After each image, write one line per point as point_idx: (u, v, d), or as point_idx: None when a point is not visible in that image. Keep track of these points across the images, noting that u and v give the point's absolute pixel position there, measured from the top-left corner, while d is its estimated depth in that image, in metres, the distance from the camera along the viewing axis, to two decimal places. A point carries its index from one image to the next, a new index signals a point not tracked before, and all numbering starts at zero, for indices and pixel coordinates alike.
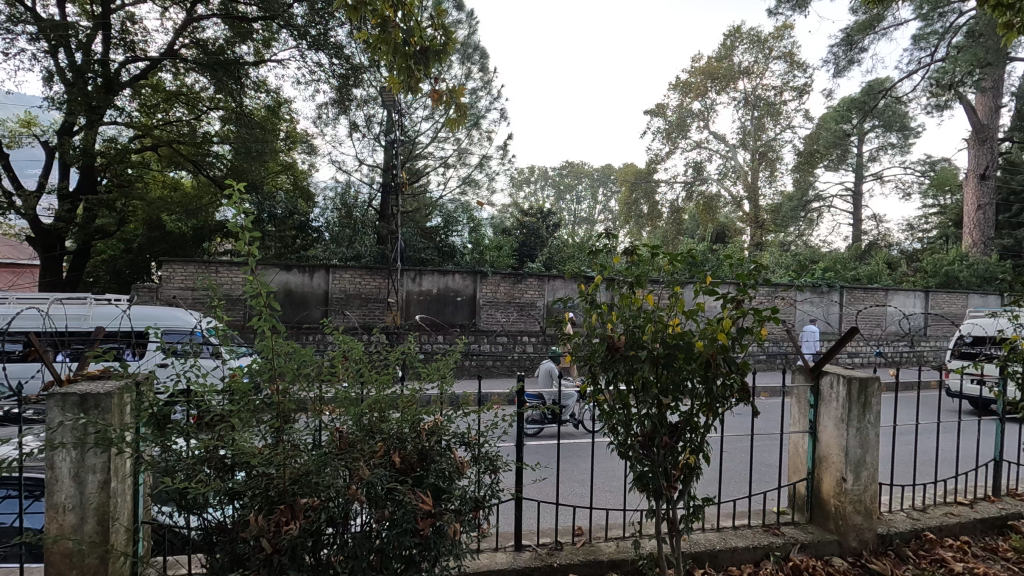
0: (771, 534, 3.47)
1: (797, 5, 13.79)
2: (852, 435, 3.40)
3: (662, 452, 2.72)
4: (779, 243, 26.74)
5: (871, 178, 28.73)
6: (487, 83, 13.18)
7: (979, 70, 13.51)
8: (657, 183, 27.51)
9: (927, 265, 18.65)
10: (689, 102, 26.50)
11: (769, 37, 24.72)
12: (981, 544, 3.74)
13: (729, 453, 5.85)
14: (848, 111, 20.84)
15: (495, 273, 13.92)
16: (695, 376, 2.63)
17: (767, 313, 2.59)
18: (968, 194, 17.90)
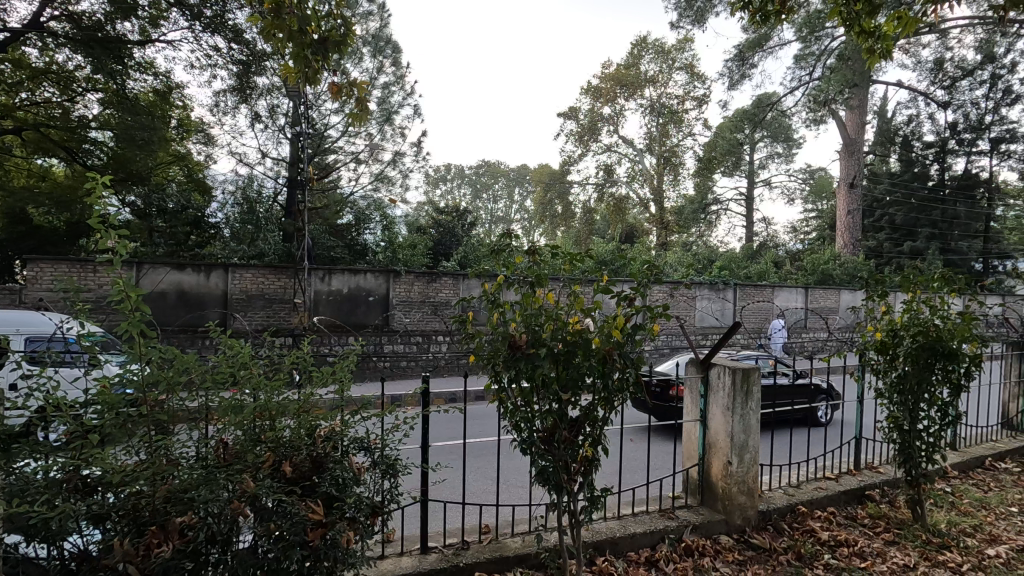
0: (666, 518, 3.68)
1: (696, 20, 14.80)
2: (737, 421, 3.68)
3: (563, 447, 2.80)
4: (683, 242, 28.50)
5: (761, 183, 31.34)
6: (400, 78, 12.89)
7: (848, 90, 15.15)
8: (570, 184, 28.35)
9: (807, 265, 20.58)
10: (600, 106, 27.55)
11: (672, 49, 26.18)
12: (844, 513, 4.19)
13: (630, 445, 6.12)
14: (741, 122, 22.65)
15: (409, 271, 13.68)
16: (593, 371, 2.72)
17: (659, 310, 2.73)
18: (840, 200, 20.02)
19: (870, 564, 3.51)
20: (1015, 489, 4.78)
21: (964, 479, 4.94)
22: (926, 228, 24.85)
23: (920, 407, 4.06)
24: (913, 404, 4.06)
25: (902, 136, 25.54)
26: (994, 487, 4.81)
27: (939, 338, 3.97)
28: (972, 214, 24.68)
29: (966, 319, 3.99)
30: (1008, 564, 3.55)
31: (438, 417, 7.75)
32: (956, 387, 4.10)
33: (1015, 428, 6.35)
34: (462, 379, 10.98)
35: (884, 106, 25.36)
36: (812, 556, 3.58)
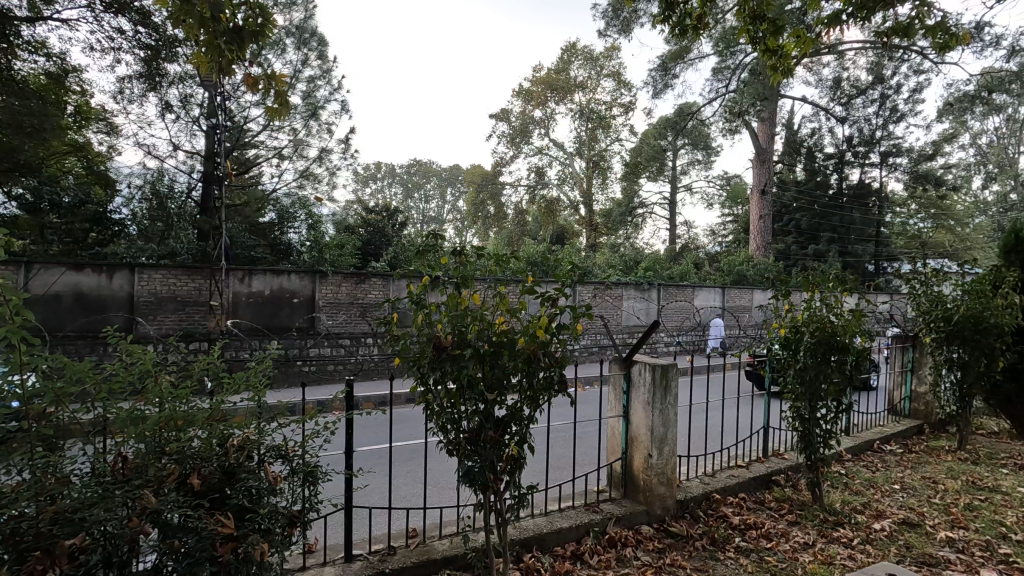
0: (591, 512, 3.79)
1: (622, 29, 15.35)
2: (657, 415, 3.85)
3: (489, 447, 2.81)
4: (611, 244, 29.43)
5: (683, 188, 32.94)
6: (327, 72, 12.45)
7: (759, 103, 16.24)
8: (501, 185, 28.61)
9: (725, 266, 21.73)
10: (531, 109, 27.94)
11: (600, 56, 26.96)
12: (754, 498, 4.50)
13: (558, 442, 6.25)
14: (664, 130, 23.73)
15: (336, 272, 13.24)
16: (519, 370, 2.75)
17: (582, 310, 2.83)
18: (754, 206, 21.46)
19: (775, 544, 3.78)
20: (898, 468, 5.31)
21: (857, 461, 5.43)
22: (827, 232, 26.87)
23: (819, 397, 4.41)
24: (812, 395, 4.41)
25: (807, 147, 27.66)
26: (881, 467, 5.32)
27: (834, 333, 4.34)
28: (866, 221, 27.13)
29: (856, 315, 4.39)
30: (891, 536, 3.93)
31: (362, 421, 7.55)
32: (848, 378, 4.51)
33: (898, 413, 7.04)
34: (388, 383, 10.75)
35: (791, 120, 27.39)
36: (725, 540, 3.81)
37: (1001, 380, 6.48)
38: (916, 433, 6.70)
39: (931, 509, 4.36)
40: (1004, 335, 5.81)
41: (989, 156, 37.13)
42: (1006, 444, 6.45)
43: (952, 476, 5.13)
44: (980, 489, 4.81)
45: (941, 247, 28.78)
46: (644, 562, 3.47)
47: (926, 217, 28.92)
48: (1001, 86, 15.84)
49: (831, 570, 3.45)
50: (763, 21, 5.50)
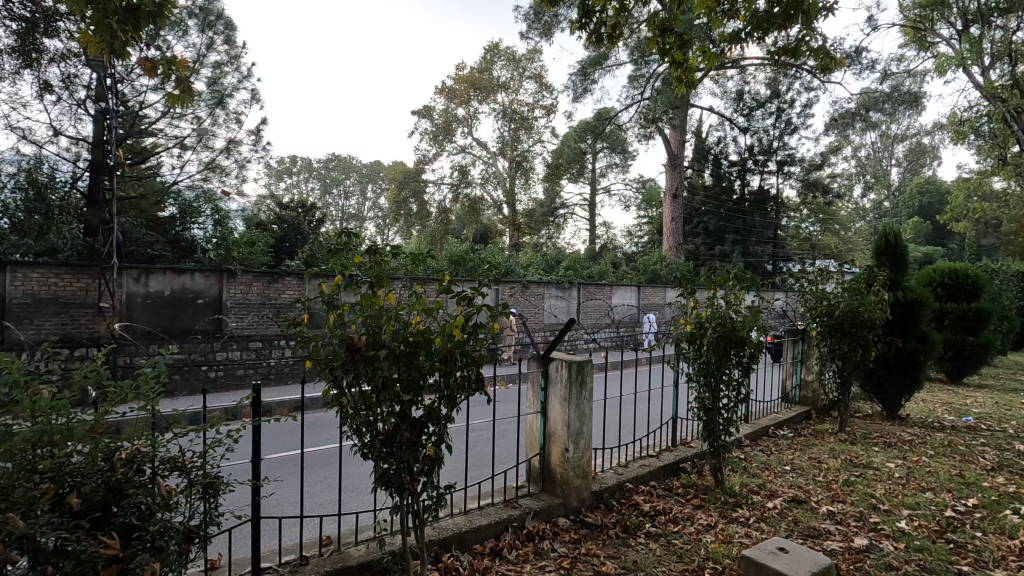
0: (510, 508, 3.84)
1: (543, 32, 15.69)
2: (573, 410, 3.97)
3: (406, 448, 2.77)
4: (533, 244, 29.90)
5: (602, 190, 34.10)
6: (235, 58, 11.72)
7: (671, 111, 17.17)
8: (425, 183, 28.31)
9: (641, 266, 22.70)
10: (454, 107, 27.83)
11: (522, 58, 27.31)
12: (663, 485, 4.75)
13: (477, 441, 6.27)
14: (584, 134, 24.50)
15: (246, 271, 12.51)
16: (436, 370, 2.73)
17: (499, 309, 2.86)
18: (666, 208, 22.62)
19: (682, 528, 4.02)
20: (789, 451, 5.81)
21: (754, 446, 5.89)
22: (731, 234, 28.97)
23: (721, 388, 4.74)
24: (715, 386, 4.73)
25: (714, 154, 29.55)
26: (775, 450, 5.80)
27: (733, 328, 4.69)
28: (765, 224, 29.42)
29: (752, 312, 4.75)
30: (782, 513, 4.30)
31: (269, 428, 7.17)
32: (745, 369, 4.88)
33: (790, 400, 7.70)
34: (299, 387, 10.32)
35: (700, 128, 29.16)
36: (636, 527, 4.00)
37: (874, 367, 7.28)
38: (805, 418, 7.36)
39: (815, 487, 4.82)
40: (875, 327, 6.54)
41: (867, 167, 41.49)
42: (878, 424, 7.25)
43: (834, 455, 5.69)
44: (857, 466, 5.37)
45: (828, 249, 31.83)
46: (560, 554, 3.58)
47: (815, 221, 31.86)
48: (877, 105, 17.75)
49: (730, 547, 3.72)
50: (671, 35, 5.83)
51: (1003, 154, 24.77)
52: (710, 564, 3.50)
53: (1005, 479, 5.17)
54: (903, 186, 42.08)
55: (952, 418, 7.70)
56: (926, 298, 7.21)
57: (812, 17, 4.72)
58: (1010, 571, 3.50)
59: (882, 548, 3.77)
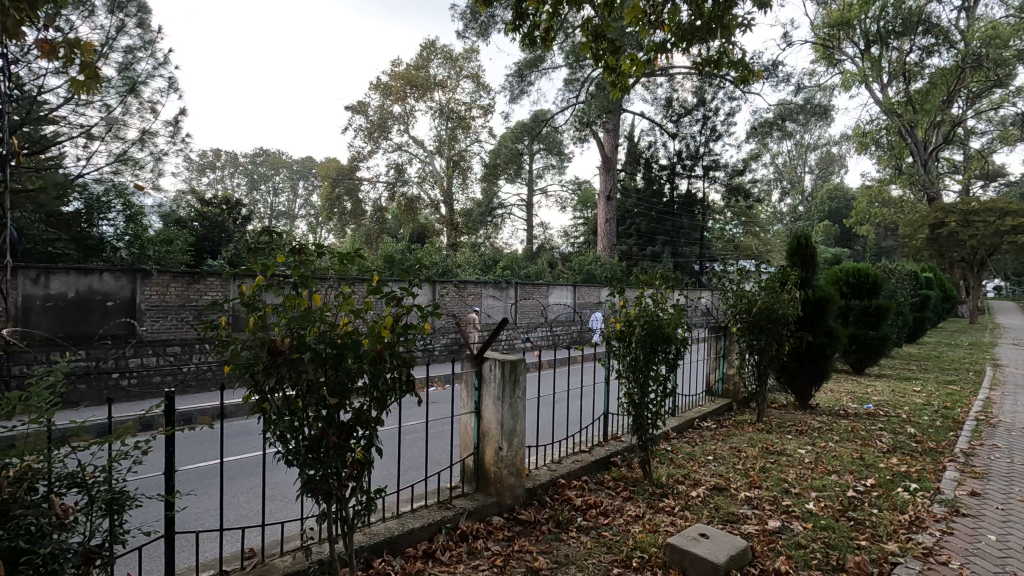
0: (444, 509, 3.82)
1: (479, 32, 15.77)
2: (506, 409, 4.00)
3: (333, 454, 2.69)
4: (471, 244, 29.86)
5: (538, 191, 34.57)
6: (150, 42, 10.94)
7: (604, 115, 17.68)
8: (359, 181, 27.62)
9: (576, 266, 23.14)
10: (389, 104, 27.31)
11: (459, 57, 27.21)
12: (595, 479, 4.88)
13: (410, 444, 6.20)
14: (520, 135, 24.79)
15: (163, 271, 11.73)
16: (365, 372, 2.66)
17: (429, 310, 2.84)
18: (600, 210, 23.23)
19: (611, 520, 4.14)
20: (712, 441, 6.12)
21: (680, 438, 6.16)
22: (661, 235, 30.23)
23: (648, 384, 4.91)
24: (642, 382, 4.91)
25: (645, 158, 30.65)
26: (698, 441, 6.10)
27: (660, 325, 4.87)
28: (693, 226, 30.78)
29: (677, 310, 4.97)
30: (704, 501, 4.52)
31: (182, 439, 6.71)
32: (672, 364, 5.09)
33: (713, 393, 8.12)
34: (219, 394, 9.76)
35: (632, 132, 30.18)
36: (568, 521, 4.09)
37: (788, 360, 7.82)
38: (726, 410, 7.80)
39: (735, 474, 5.11)
40: (788, 323, 7.02)
41: (784, 174, 44.44)
42: (791, 413, 7.79)
43: (752, 444, 6.05)
44: (771, 454, 5.74)
45: (749, 249, 33.82)
46: (494, 553, 3.59)
47: (738, 223, 33.73)
48: (791, 116, 19.05)
49: (656, 536, 3.87)
50: (604, 41, 6.02)
51: (899, 164, 27.29)
52: (636, 553, 3.62)
53: (899, 459, 5.68)
54: (815, 192, 45.36)
55: (855, 405, 8.39)
56: (832, 295, 7.81)
57: (731, 31, 4.99)
58: (901, 542, 3.85)
59: (792, 529, 4.04)
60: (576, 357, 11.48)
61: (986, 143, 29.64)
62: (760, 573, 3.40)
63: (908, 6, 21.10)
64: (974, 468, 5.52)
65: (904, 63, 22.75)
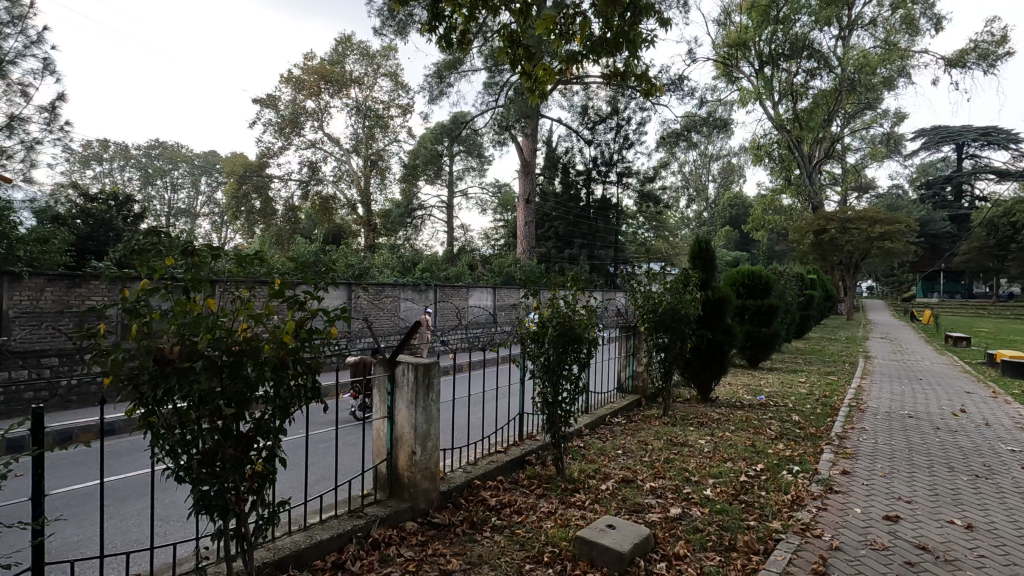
0: (355, 517, 3.73)
1: (398, 31, 15.60)
2: (420, 413, 3.97)
3: (230, 466, 2.55)
4: (389, 245, 29.24)
5: (458, 193, 34.55)
6: (20, 18, 9.79)
7: (523, 119, 18.01)
8: (269, 178, 26.22)
9: (496, 268, 23.27)
10: (302, 99, 26.18)
11: (376, 54, 26.63)
12: (510, 479, 4.96)
13: (318, 455, 5.95)
14: (440, 136, 24.69)
15: (36, 274, 10.49)
16: (267, 380, 2.54)
17: (336, 313, 2.77)
18: (520, 213, 23.57)
19: (525, 517, 4.23)
20: (621, 436, 6.42)
21: (592, 434, 6.39)
22: (578, 238, 31.26)
23: (561, 383, 5.06)
24: (555, 380, 5.04)
25: (562, 163, 31.50)
26: (609, 436, 6.37)
27: (572, 326, 5.03)
28: (607, 229, 31.99)
29: (589, 311, 5.15)
30: (612, 493, 4.74)
31: (57, 460, 6.06)
32: (583, 363, 5.27)
33: (624, 390, 8.49)
34: (100, 409, 8.88)
35: (550, 138, 30.95)
36: (483, 522, 4.14)
37: (691, 356, 8.34)
38: (636, 405, 8.20)
39: (642, 466, 5.38)
40: (690, 322, 7.49)
41: (690, 182, 47.33)
42: (695, 407, 8.32)
43: (658, 437, 6.40)
44: (675, 445, 6.10)
45: (659, 252, 35.70)
46: (407, 558, 3.56)
47: (649, 228, 35.47)
48: (696, 127, 20.35)
49: (567, 530, 3.99)
50: (520, 47, 6.15)
51: (788, 175, 29.97)
52: (548, 548, 3.73)
53: (784, 445, 6.24)
54: (717, 199, 48.76)
55: (749, 397, 9.09)
56: (728, 295, 8.42)
57: (637, 46, 5.26)
58: (784, 520, 4.24)
59: (691, 514, 4.33)
60: (492, 360, 11.58)
61: (859, 159, 33.23)
62: (662, 558, 3.62)
63: (795, 32, 23.25)
64: (847, 449, 6.17)
65: (792, 83, 25.02)
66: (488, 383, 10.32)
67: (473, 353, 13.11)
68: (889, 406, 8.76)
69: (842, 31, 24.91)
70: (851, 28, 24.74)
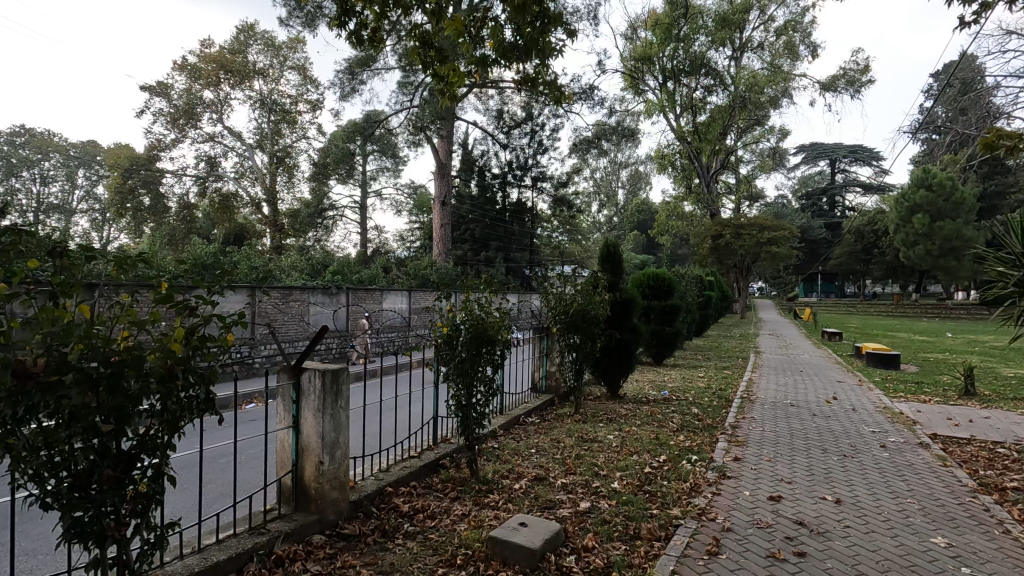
0: (256, 535, 3.52)
1: (306, 22, 14.96)
2: (327, 421, 3.83)
3: (107, 489, 2.32)
4: (297, 247, 27.86)
5: (372, 193, 33.69)
6: None
7: (438, 121, 17.90)
8: (160, 173, 24.14)
9: (412, 271, 22.87)
10: (199, 88, 24.36)
11: (283, 45, 25.33)
12: (423, 484, 4.91)
13: (213, 472, 5.53)
14: (352, 135, 23.91)
15: None
16: (153, 392, 2.33)
17: (232, 319, 2.62)
18: (436, 215, 23.33)
19: (438, 521, 4.20)
20: (535, 435, 6.56)
21: (505, 435, 6.47)
22: (494, 242, 31.68)
23: (474, 385, 5.08)
24: (469, 382, 5.04)
25: (478, 166, 31.69)
26: (523, 436, 6.49)
27: (485, 328, 5.06)
28: (523, 233, 32.51)
29: (501, 313, 5.20)
30: (525, 491, 4.83)
31: None
32: (497, 365, 5.33)
33: (538, 389, 8.69)
34: None
35: (466, 140, 30.99)
36: (395, 530, 4.06)
37: (601, 356, 8.69)
38: (549, 404, 8.40)
39: (554, 464, 5.53)
40: (600, 322, 7.81)
41: (601, 188, 49.27)
42: (605, 404, 8.66)
43: (570, 434, 6.60)
44: (586, 441, 6.32)
45: (573, 256, 36.82)
46: (314, 573, 3.42)
47: (563, 231, 36.49)
48: (606, 136, 21.22)
49: (480, 531, 4.02)
50: (431, 49, 6.15)
51: (689, 184, 32.04)
52: (461, 550, 3.73)
53: (684, 436, 6.66)
54: (626, 204, 51.17)
55: (654, 393, 9.61)
56: (635, 296, 8.85)
57: (547, 54, 5.41)
58: (682, 507, 4.53)
59: (600, 506, 4.52)
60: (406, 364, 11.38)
61: (750, 170, 36.17)
62: (571, 551, 3.74)
63: (694, 50, 24.96)
64: (738, 438, 6.70)
65: (692, 97, 26.78)
66: (403, 388, 10.11)
67: (387, 357, 12.82)
68: (775, 397, 9.62)
69: (735, 52, 27.02)
70: (742, 50, 26.91)
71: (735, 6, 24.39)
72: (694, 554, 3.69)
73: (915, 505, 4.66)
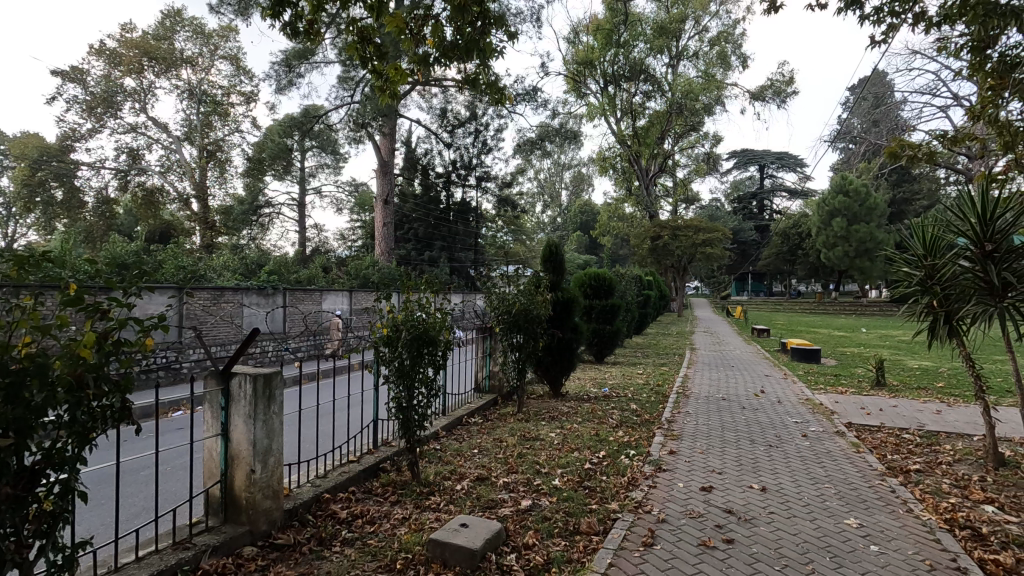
0: (181, 550, 3.32)
1: (238, 11, 14.31)
2: (259, 428, 3.66)
3: (7, 509, 2.13)
4: (231, 245, 26.54)
5: (311, 190, 32.61)
6: None
7: (379, 117, 17.52)
8: (75, 165, 22.42)
9: (352, 271, 22.27)
10: (118, 75, 22.76)
11: (213, 33, 24.05)
12: (362, 488, 4.81)
13: (133, 487, 5.20)
14: (289, 129, 23.02)
15: None
16: (60, 403, 2.14)
17: (152, 323, 2.45)
18: (379, 213, 22.80)
19: (378, 526, 4.12)
20: (478, 435, 6.55)
21: (447, 436, 6.43)
22: (438, 241, 31.48)
23: (415, 386, 5.00)
24: (410, 384, 4.96)
25: (422, 165, 31.30)
26: (465, 437, 6.47)
27: (426, 329, 4.98)
28: (467, 232, 32.39)
29: (442, 313, 5.15)
30: (467, 492, 4.82)
31: None
32: (438, 366, 5.27)
33: (481, 390, 8.68)
34: None
35: (409, 138, 30.50)
36: (332, 537, 3.95)
37: (543, 355, 8.78)
38: (492, 404, 8.41)
39: (496, 463, 5.55)
40: (541, 322, 7.90)
41: (545, 188, 49.81)
42: (547, 402, 8.77)
43: (512, 433, 6.64)
44: (528, 440, 6.38)
45: (517, 255, 37.02)
46: None
47: (507, 232, 36.63)
48: (549, 137, 21.48)
49: (421, 534, 3.97)
50: (370, 44, 6.00)
51: (629, 186, 32.93)
52: (401, 555, 3.67)
53: (623, 432, 6.85)
54: (569, 205, 52.05)
55: (595, 390, 9.80)
56: (575, 296, 9.00)
57: (487, 55, 5.40)
58: (620, 501, 4.65)
59: (541, 504, 4.57)
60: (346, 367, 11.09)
61: (686, 175, 37.60)
62: (512, 550, 3.75)
63: (633, 56, 25.70)
64: (674, 431, 6.96)
65: (632, 103, 27.56)
66: (341, 392, 9.83)
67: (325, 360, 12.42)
68: (709, 391, 10.05)
69: (673, 59, 27.97)
70: (679, 57, 27.88)
71: (672, 15, 25.26)
72: (630, 547, 3.79)
73: (832, 490, 4.99)
